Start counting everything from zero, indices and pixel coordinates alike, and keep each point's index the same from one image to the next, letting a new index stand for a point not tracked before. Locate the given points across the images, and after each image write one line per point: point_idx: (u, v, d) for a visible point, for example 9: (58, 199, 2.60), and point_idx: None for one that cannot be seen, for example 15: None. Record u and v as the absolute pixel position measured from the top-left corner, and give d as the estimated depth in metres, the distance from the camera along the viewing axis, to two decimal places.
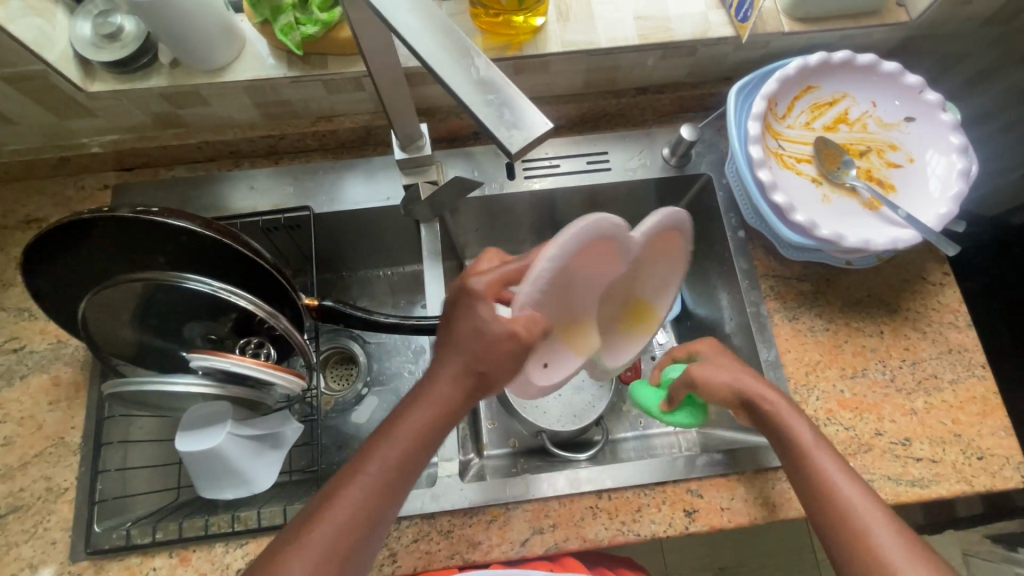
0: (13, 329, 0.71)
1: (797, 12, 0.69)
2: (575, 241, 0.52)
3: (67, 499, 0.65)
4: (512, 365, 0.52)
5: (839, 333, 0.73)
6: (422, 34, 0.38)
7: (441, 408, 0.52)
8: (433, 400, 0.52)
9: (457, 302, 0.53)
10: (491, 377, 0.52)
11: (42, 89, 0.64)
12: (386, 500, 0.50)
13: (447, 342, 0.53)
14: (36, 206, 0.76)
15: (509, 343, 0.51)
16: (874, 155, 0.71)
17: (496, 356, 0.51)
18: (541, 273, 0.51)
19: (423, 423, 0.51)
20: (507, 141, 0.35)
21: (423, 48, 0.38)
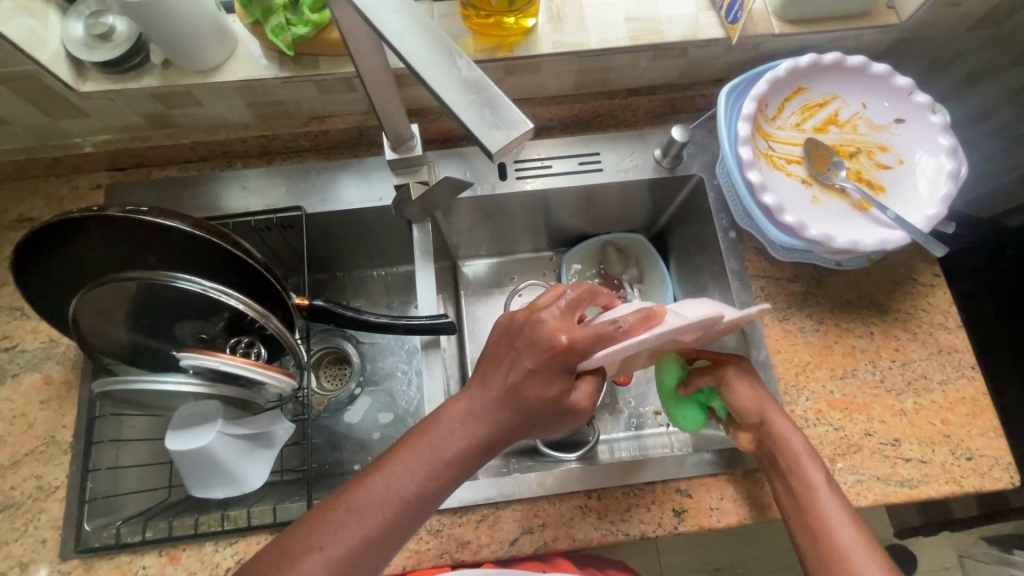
0: (5, 328, 0.72)
1: (787, 14, 0.70)
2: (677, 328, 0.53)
3: (57, 498, 0.65)
4: (554, 426, 0.54)
5: (829, 334, 0.73)
6: (405, 34, 0.39)
7: (476, 440, 0.52)
8: (470, 431, 0.52)
9: (527, 335, 0.54)
10: (530, 428, 0.53)
11: (34, 88, 0.64)
12: (409, 521, 0.50)
13: (501, 372, 0.53)
14: (29, 206, 0.76)
15: (565, 407, 0.53)
16: (864, 156, 0.71)
17: (552, 409, 0.53)
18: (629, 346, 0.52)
19: (457, 454, 0.51)
20: (489, 142, 0.35)
21: (407, 49, 0.38)
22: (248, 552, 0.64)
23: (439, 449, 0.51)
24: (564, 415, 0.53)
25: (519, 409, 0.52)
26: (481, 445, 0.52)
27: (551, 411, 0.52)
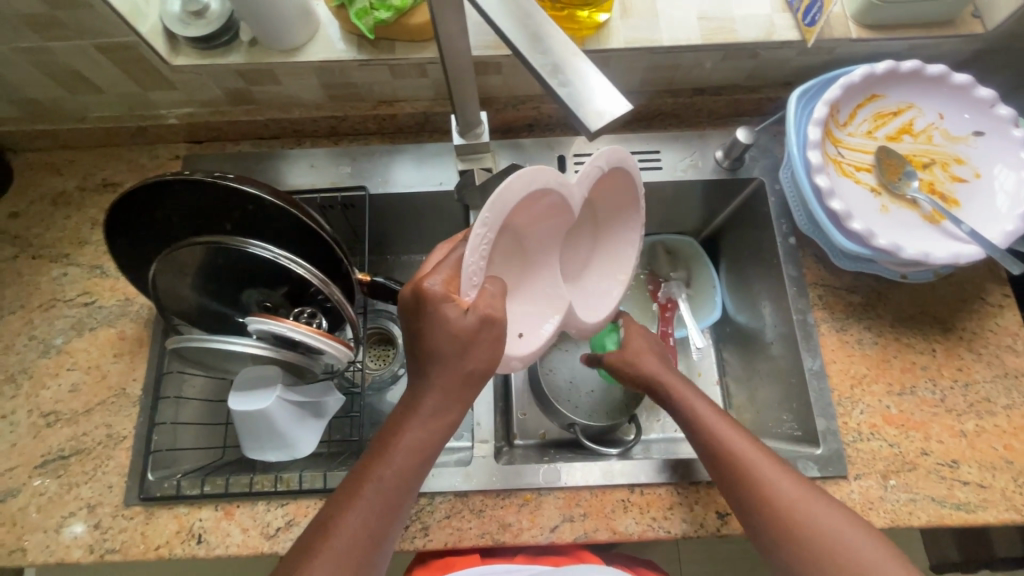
0: (85, 284, 0.76)
1: (866, 18, 0.68)
2: (501, 203, 0.47)
3: (125, 447, 0.69)
4: (496, 340, 0.51)
5: (888, 348, 0.71)
6: (507, 16, 0.39)
7: (435, 417, 0.53)
8: (427, 411, 0.53)
9: (419, 308, 0.50)
10: (473, 373, 0.51)
11: (131, 60, 0.68)
12: (397, 510, 0.53)
13: (420, 352, 0.52)
14: (113, 171, 0.81)
15: (482, 328, 0.50)
16: (938, 168, 0.69)
17: (474, 345, 0.50)
18: (478, 242, 0.47)
19: (422, 434, 0.53)
20: (587, 123, 0.36)
21: (508, 30, 0.39)
22: (298, 515, 0.66)
23: (405, 434, 0.52)
24: (488, 329, 0.50)
25: (453, 372, 0.51)
26: (443, 420, 0.53)
27: (473, 341, 0.50)
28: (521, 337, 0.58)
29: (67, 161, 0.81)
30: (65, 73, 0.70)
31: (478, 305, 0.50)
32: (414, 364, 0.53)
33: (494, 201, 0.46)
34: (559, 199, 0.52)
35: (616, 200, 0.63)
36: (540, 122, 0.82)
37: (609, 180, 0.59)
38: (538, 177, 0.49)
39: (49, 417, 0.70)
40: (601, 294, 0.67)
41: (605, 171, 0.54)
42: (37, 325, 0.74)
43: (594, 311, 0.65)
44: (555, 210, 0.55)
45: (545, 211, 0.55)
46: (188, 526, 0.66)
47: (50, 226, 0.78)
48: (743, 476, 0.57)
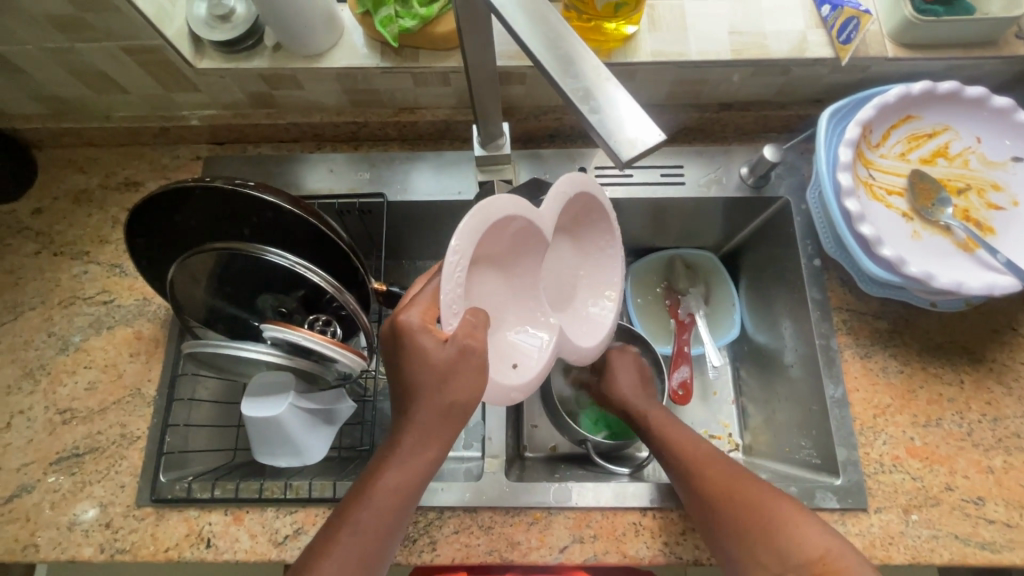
0: (104, 283, 0.77)
1: (903, 37, 0.66)
2: (470, 231, 0.48)
3: (138, 447, 0.70)
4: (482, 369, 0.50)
5: (914, 377, 0.69)
6: (536, 37, 0.38)
7: (418, 455, 0.53)
8: (408, 449, 0.52)
9: (399, 341, 0.52)
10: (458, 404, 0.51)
11: (157, 62, 0.68)
12: (384, 545, 0.52)
13: (401, 385, 0.53)
14: (135, 170, 0.81)
15: (463, 357, 0.50)
16: (973, 194, 0.67)
17: (455, 375, 0.50)
18: (451, 270, 0.47)
19: (405, 473, 0.52)
20: (619, 152, 0.35)
21: (538, 52, 0.38)
22: (307, 523, 0.66)
23: (387, 474, 0.52)
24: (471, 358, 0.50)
25: (435, 403, 0.51)
26: (423, 457, 0.53)
27: (456, 371, 0.50)
28: (516, 368, 0.57)
29: (90, 159, 0.82)
30: (91, 74, 0.70)
31: (458, 335, 0.49)
32: (397, 400, 0.54)
33: (461, 231, 0.47)
34: (528, 226, 0.53)
35: (593, 225, 0.63)
36: (561, 133, 0.81)
37: (579, 206, 0.60)
38: (502, 206, 0.50)
39: (65, 414, 0.71)
40: (597, 316, 0.65)
41: (568, 195, 0.56)
42: (56, 322, 0.75)
43: (588, 337, 0.63)
44: (524, 237, 0.56)
45: (513, 242, 0.56)
46: (198, 529, 0.66)
47: (71, 224, 0.79)
48: (689, 473, 0.62)
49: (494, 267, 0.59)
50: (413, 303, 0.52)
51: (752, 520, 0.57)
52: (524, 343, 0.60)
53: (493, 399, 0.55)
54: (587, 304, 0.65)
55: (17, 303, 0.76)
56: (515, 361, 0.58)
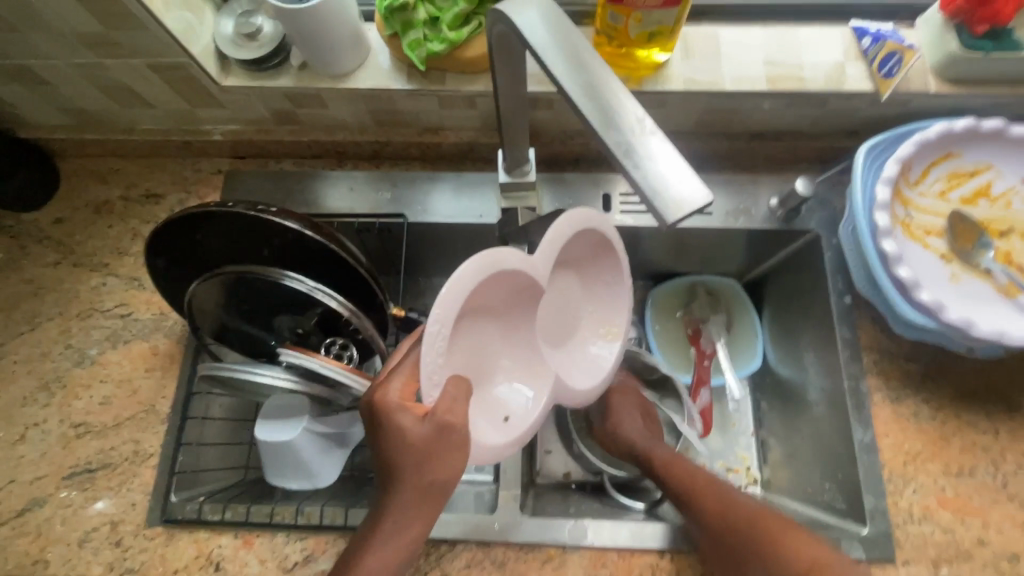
0: (123, 295, 0.76)
1: (947, 73, 0.64)
2: (450, 299, 0.48)
3: (150, 465, 0.69)
4: (462, 444, 0.51)
5: (947, 425, 0.67)
6: (579, 91, 0.39)
7: (403, 533, 0.53)
8: (392, 527, 0.53)
9: (379, 418, 0.52)
10: (438, 482, 0.52)
11: (183, 79, 0.68)
12: None
13: (382, 459, 0.53)
14: (156, 182, 0.81)
15: (443, 435, 0.51)
16: (1016, 237, 0.65)
17: (435, 453, 0.51)
18: (431, 339, 0.48)
19: (388, 553, 0.52)
20: (663, 212, 0.35)
21: (582, 105, 0.38)
22: (317, 550, 0.65)
23: (370, 553, 0.52)
24: (451, 434, 0.51)
25: (416, 481, 0.52)
26: (405, 534, 0.53)
27: (437, 448, 0.51)
28: (506, 420, 0.59)
29: (112, 169, 0.82)
30: (118, 88, 0.70)
31: (437, 411, 0.51)
32: (379, 473, 0.54)
33: (444, 298, 0.48)
34: (524, 277, 0.53)
35: (599, 261, 0.63)
36: (586, 157, 0.79)
37: (578, 242, 0.59)
38: (484, 264, 0.50)
39: (79, 428, 0.71)
40: (596, 356, 0.66)
41: (568, 239, 0.55)
42: (73, 334, 0.75)
43: (585, 378, 0.64)
44: (516, 287, 0.56)
45: (503, 291, 0.56)
46: (208, 552, 0.65)
47: (92, 235, 0.79)
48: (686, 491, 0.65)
49: (490, 314, 0.60)
50: (393, 377, 0.54)
51: (756, 538, 0.58)
52: (518, 392, 0.61)
53: (488, 457, 0.57)
54: (586, 341, 0.66)
55: (36, 313, 0.76)
56: (506, 412, 0.60)
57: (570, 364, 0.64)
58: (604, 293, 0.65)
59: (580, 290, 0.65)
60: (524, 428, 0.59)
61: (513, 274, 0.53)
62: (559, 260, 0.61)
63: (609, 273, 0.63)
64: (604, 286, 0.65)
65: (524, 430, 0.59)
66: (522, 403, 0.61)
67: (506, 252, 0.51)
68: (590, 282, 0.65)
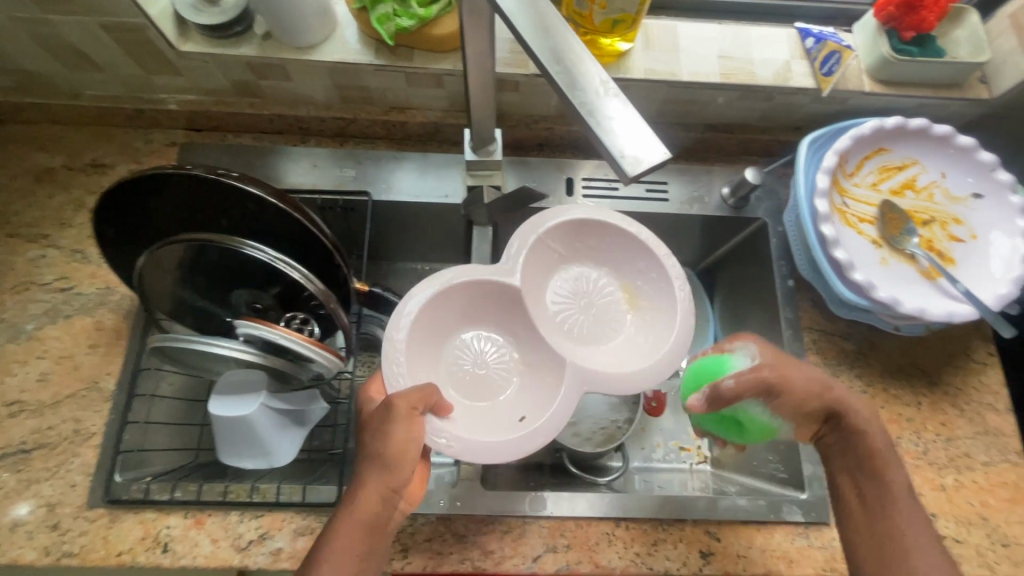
0: (64, 269, 0.72)
1: (880, 74, 0.70)
2: (406, 310, 0.59)
3: (93, 444, 0.66)
4: (413, 417, 0.53)
5: (877, 398, 0.72)
6: (547, 54, 0.40)
7: (360, 518, 0.50)
8: (348, 506, 0.50)
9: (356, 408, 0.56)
10: (392, 459, 0.51)
11: (138, 41, 0.65)
12: None
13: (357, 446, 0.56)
14: (103, 152, 0.77)
15: (389, 409, 0.52)
16: (937, 226, 0.71)
17: (384, 423, 0.52)
18: (392, 347, 0.58)
19: (348, 539, 0.49)
20: (626, 168, 0.37)
21: (548, 68, 0.40)
22: (273, 528, 0.64)
23: (331, 543, 0.49)
24: (397, 407, 0.52)
25: (371, 452, 0.52)
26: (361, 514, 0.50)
27: (386, 424, 0.52)
28: (521, 421, 0.60)
29: (55, 137, 0.78)
30: (65, 49, 0.67)
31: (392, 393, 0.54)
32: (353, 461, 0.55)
33: (399, 311, 0.59)
34: (488, 285, 0.62)
35: (607, 249, 0.67)
36: (551, 142, 0.81)
37: (560, 250, 0.67)
38: (438, 277, 0.61)
39: (12, 407, 0.66)
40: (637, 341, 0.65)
41: (532, 243, 0.63)
42: (8, 308, 0.70)
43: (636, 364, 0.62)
44: (492, 294, 0.63)
45: (484, 300, 0.64)
46: (155, 533, 0.63)
47: (30, 204, 0.74)
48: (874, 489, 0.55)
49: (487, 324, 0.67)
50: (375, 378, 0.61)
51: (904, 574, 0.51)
52: (534, 400, 0.63)
53: (499, 455, 0.56)
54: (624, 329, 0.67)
55: None
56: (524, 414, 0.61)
57: (609, 355, 0.65)
58: (633, 277, 0.67)
59: (608, 283, 0.68)
60: (538, 424, 0.58)
61: (475, 283, 0.61)
62: (558, 261, 0.67)
63: (631, 257, 0.66)
64: (630, 272, 0.67)
65: (539, 426, 0.58)
66: (538, 408, 0.61)
67: (459, 266, 0.61)
68: (617, 272, 0.68)
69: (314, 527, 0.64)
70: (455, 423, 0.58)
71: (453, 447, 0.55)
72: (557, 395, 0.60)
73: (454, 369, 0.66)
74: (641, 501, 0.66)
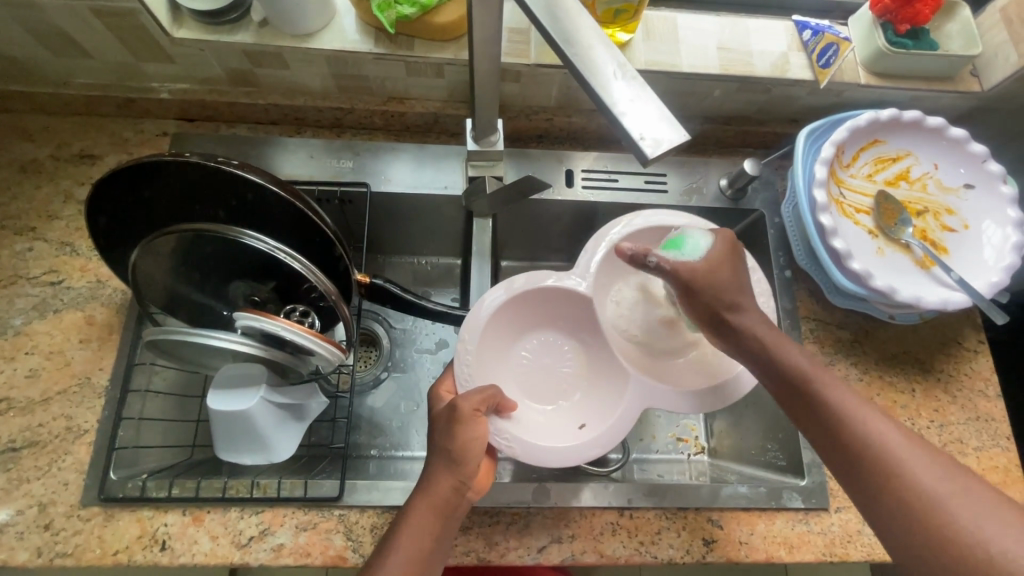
0: (52, 262, 0.70)
1: (875, 66, 0.71)
2: (484, 313, 0.62)
3: (85, 441, 0.64)
4: (478, 417, 0.55)
5: (873, 385, 0.74)
6: (563, 38, 0.40)
7: (433, 504, 0.52)
8: (422, 494, 0.53)
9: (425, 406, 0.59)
10: (460, 454, 0.53)
11: (130, 28, 0.64)
12: None
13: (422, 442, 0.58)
14: (91, 142, 0.75)
15: (453, 410, 0.54)
16: (931, 217, 0.72)
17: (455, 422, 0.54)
18: (466, 348, 0.61)
19: (424, 523, 0.52)
20: (644, 150, 0.37)
21: (565, 51, 0.40)
22: (274, 524, 0.63)
23: (407, 526, 0.52)
24: (461, 409, 0.54)
25: (442, 446, 0.54)
26: (436, 503, 0.52)
27: (453, 424, 0.54)
28: (582, 429, 0.63)
29: (40, 126, 0.75)
30: (53, 35, 0.65)
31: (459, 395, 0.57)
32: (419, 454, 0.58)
33: (476, 313, 0.62)
34: (561, 293, 0.65)
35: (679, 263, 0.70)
36: (550, 134, 0.81)
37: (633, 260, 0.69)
38: (515, 283, 0.64)
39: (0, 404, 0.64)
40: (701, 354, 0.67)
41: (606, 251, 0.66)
42: None
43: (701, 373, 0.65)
44: (563, 301, 0.67)
45: (554, 305, 0.68)
46: (152, 531, 0.61)
47: (16, 196, 0.72)
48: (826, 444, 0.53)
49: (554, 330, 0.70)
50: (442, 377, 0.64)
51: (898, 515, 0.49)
52: (593, 408, 0.66)
53: (558, 461, 0.59)
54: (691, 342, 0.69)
55: None
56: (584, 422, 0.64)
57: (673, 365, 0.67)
58: None
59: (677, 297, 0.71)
60: (595, 433, 0.61)
61: (551, 289, 0.65)
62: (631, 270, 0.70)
63: None
64: None
65: (596, 435, 0.61)
66: (598, 416, 0.64)
67: (535, 273, 0.65)
68: None
69: (316, 521, 0.63)
70: (518, 426, 0.61)
71: (512, 449, 0.58)
72: (618, 407, 0.63)
73: (522, 368, 0.69)
74: (645, 490, 0.67)
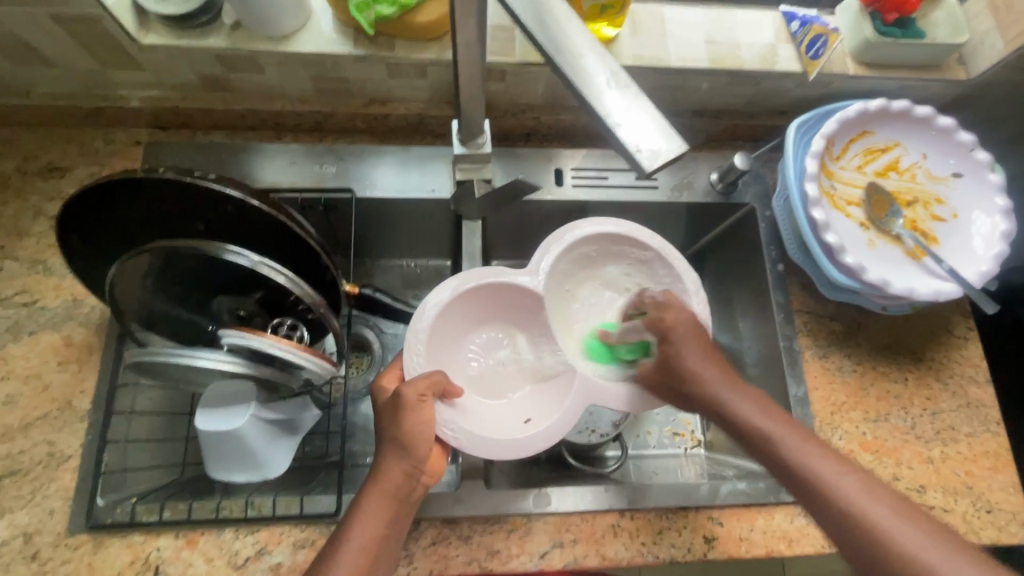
0: (24, 282, 0.67)
1: (864, 57, 0.70)
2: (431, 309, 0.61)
3: (69, 467, 0.62)
4: (424, 403, 0.54)
5: (865, 376, 0.74)
6: (554, 47, 0.39)
7: (385, 492, 0.52)
8: (374, 482, 0.53)
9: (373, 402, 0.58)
10: (409, 441, 0.53)
11: (93, 34, 0.61)
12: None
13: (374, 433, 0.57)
14: (60, 154, 0.72)
15: (398, 398, 0.54)
16: (920, 207, 0.72)
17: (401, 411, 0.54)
18: (414, 343, 0.60)
19: (377, 513, 0.51)
20: (642, 163, 0.36)
21: (554, 59, 0.39)
22: (271, 543, 0.61)
23: (360, 517, 0.51)
24: (407, 395, 0.54)
25: (389, 433, 0.54)
26: (388, 491, 0.52)
27: (399, 412, 0.54)
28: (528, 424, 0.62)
29: (4, 139, 0.72)
30: (13, 44, 0.61)
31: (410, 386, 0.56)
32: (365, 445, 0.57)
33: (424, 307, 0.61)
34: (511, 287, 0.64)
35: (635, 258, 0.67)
36: (537, 133, 0.80)
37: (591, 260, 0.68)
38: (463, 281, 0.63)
39: None
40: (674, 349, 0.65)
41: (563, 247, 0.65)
42: None
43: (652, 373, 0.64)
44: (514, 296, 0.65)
45: (507, 302, 0.66)
46: (144, 556, 0.60)
47: None
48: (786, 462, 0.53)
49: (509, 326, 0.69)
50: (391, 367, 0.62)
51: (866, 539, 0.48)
52: (543, 403, 0.64)
53: (505, 454, 0.58)
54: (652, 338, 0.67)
55: None
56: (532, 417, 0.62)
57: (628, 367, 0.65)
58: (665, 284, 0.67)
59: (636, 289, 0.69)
60: (540, 431, 0.60)
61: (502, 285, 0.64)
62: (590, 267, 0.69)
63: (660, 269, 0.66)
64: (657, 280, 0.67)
65: (540, 432, 0.60)
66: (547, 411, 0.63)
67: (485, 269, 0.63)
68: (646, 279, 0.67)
69: (314, 538, 0.62)
70: (463, 416, 0.60)
71: (459, 440, 0.57)
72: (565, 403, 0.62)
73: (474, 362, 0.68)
74: (646, 491, 0.67)
